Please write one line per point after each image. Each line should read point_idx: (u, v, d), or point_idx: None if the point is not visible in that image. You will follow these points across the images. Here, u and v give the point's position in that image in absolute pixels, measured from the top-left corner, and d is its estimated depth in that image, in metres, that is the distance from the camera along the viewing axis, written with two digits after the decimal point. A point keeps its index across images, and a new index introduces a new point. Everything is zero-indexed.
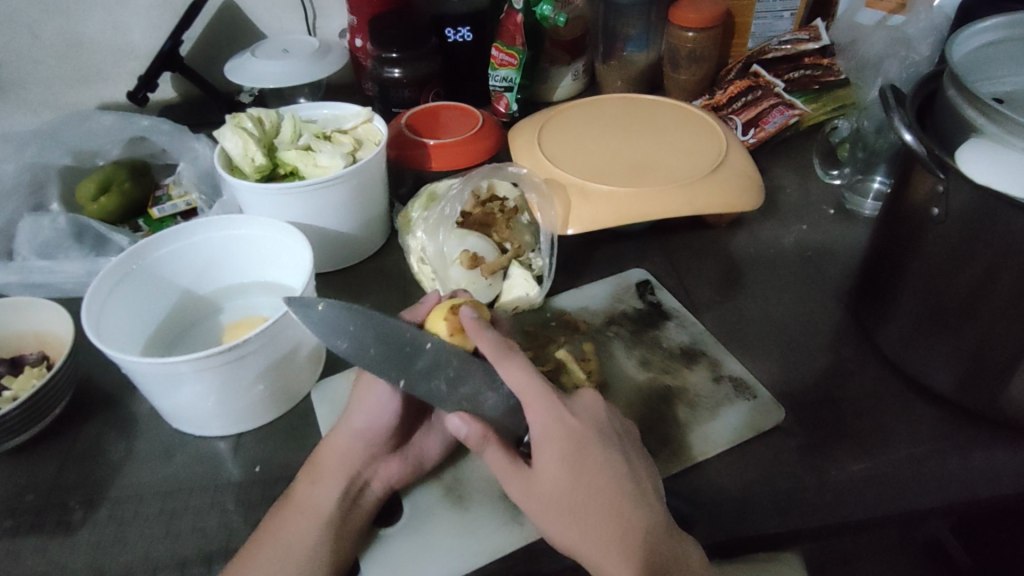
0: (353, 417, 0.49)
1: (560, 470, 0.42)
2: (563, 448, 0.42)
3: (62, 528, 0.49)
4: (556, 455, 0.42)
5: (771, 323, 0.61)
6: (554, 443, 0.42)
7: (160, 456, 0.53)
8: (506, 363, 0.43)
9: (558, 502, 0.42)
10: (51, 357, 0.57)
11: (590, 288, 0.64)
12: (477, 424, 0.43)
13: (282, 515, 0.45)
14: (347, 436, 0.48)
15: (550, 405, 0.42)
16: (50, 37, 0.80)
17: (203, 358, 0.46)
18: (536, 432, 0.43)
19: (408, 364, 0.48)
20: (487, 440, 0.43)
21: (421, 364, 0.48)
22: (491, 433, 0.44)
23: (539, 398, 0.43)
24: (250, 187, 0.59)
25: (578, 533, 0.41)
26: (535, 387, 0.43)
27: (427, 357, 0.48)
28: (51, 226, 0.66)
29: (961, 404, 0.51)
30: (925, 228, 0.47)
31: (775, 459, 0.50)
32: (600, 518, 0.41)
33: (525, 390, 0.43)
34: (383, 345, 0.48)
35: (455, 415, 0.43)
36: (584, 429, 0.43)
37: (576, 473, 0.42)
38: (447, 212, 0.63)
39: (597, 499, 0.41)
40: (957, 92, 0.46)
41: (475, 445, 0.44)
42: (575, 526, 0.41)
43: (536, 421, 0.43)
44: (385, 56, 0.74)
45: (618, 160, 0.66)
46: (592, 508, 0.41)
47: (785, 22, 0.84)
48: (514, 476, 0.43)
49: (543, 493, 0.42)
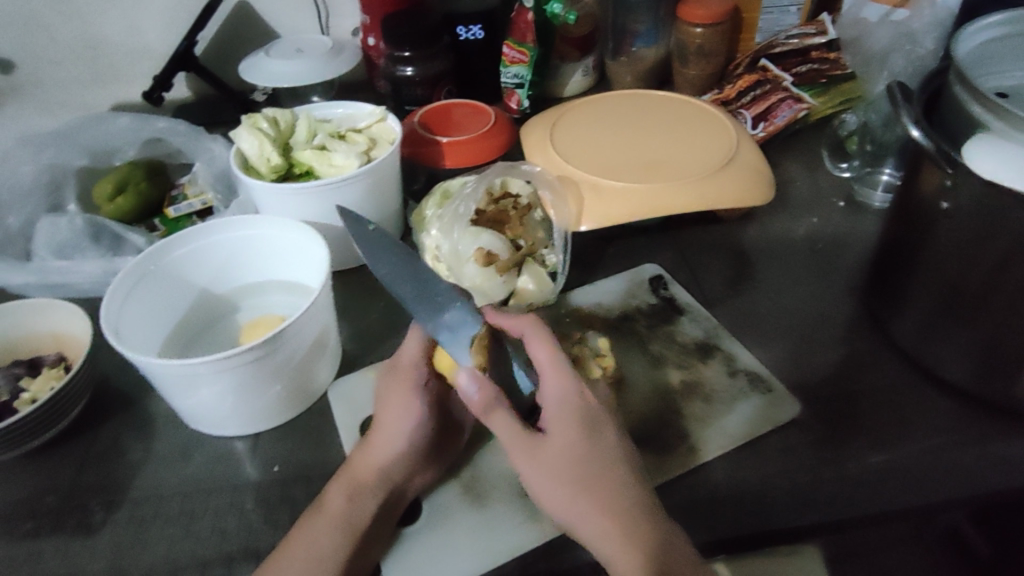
0: (385, 431, 0.48)
1: (576, 439, 0.42)
2: (575, 417, 0.42)
3: (83, 530, 0.49)
4: (571, 421, 0.42)
5: (784, 316, 0.61)
6: (569, 414, 0.42)
7: (180, 457, 0.54)
8: (533, 336, 0.45)
9: (564, 476, 0.41)
10: (69, 358, 0.58)
11: (603, 283, 0.65)
12: (489, 389, 0.41)
13: (308, 521, 0.45)
14: (380, 451, 0.48)
15: (570, 377, 0.43)
16: (64, 39, 0.80)
17: (221, 359, 0.47)
18: (551, 403, 0.43)
19: (436, 316, 0.49)
20: (497, 403, 0.41)
21: (449, 316, 0.49)
22: (501, 399, 0.42)
23: (558, 373, 0.43)
24: (266, 188, 0.59)
25: (587, 508, 0.41)
26: (560, 362, 0.44)
27: (457, 312, 0.49)
28: (67, 226, 0.66)
29: (977, 395, 0.52)
30: (934, 220, 0.48)
31: (791, 452, 0.50)
32: (608, 490, 0.41)
33: (547, 363, 0.44)
34: (416, 290, 0.50)
35: (468, 371, 0.41)
36: (600, 409, 0.43)
37: (590, 445, 0.42)
38: (461, 211, 0.63)
39: (605, 472, 0.41)
40: (962, 88, 0.46)
41: (481, 409, 0.41)
42: (587, 501, 0.41)
43: (553, 393, 0.43)
44: (398, 55, 0.75)
45: (633, 155, 0.67)
46: (601, 482, 0.41)
47: (794, 16, 0.85)
48: (524, 447, 0.42)
49: (555, 462, 0.41)
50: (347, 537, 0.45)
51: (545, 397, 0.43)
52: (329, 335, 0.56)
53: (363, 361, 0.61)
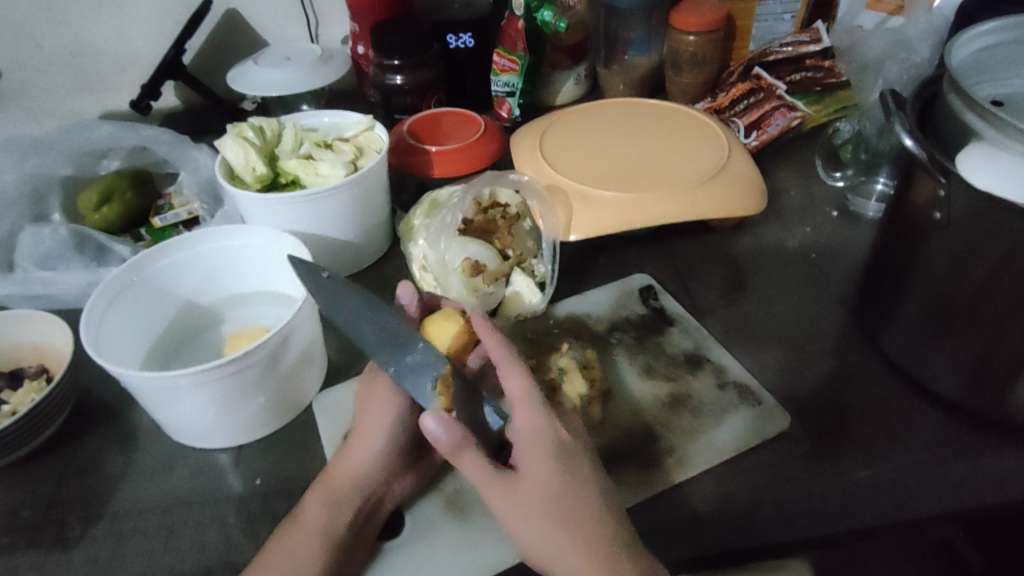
0: (366, 444, 0.47)
1: (549, 472, 0.40)
2: (547, 450, 0.41)
3: (60, 545, 0.48)
4: (544, 455, 0.41)
5: (776, 327, 0.61)
6: (541, 449, 0.41)
7: (160, 470, 0.53)
8: (508, 369, 0.43)
9: (537, 509, 0.40)
10: (50, 370, 0.57)
11: (592, 294, 0.64)
12: (457, 430, 0.39)
13: (287, 535, 0.44)
14: (361, 466, 0.47)
15: (542, 410, 0.41)
16: (53, 46, 0.80)
17: (202, 372, 0.46)
18: (521, 437, 0.41)
19: (399, 358, 0.47)
20: (464, 446, 0.40)
21: (410, 359, 0.47)
22: (470, 440, 0.40)
23: (529, 404, 0.42)
24: (249, 197, 0.59)
25: (561, 541, 0.40)
26: (534, 396, 0.42)
27: (419, 353, 0.48)
28: (51, 236, 0.65)
29: (966, 408, 0.51)
30: (927, 231, 0.47)
31: (781, 465, 0.50)
32: (583, 521, 0.40)
33: (520, 397, 0.42)
34: (378, 333, 0.49)
35: (433, 413, 0.39)
36: (572, 441, 0.42)
37: (564, 476, 0.41)
38: (448, 220, 0.63)
39: (579, 503, 0.40)
40: (957, 96, 0.45)
41: (449, 451, 0.40)
42: (562, 531, 0.40)
43: (524, 427, 0.41)
44: (387, 63, 0.74)
45: (621, 165, 0.66)
46: (575, 513, 0.40)
47: (788, 24, 0.85)
48: (496, 484, 0.40)
49: (529, 496, 0.40)
50: (325, 553, 0.43)
51: (516, 429, 0.42)
52: (313, 347, 0.55)
53: (348, 372, 0.60)
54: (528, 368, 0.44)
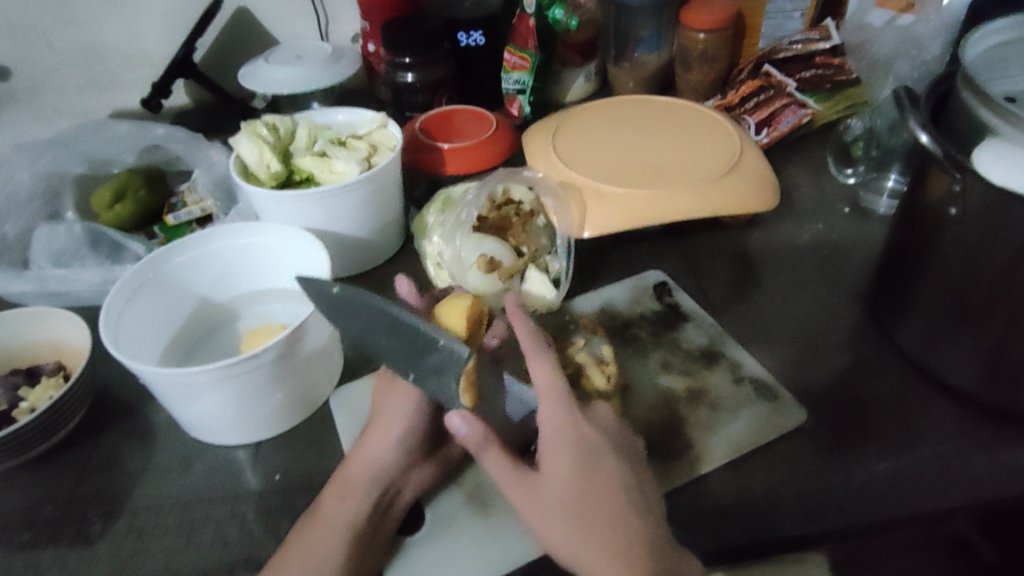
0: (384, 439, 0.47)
1: (568, 470, 0.41)
2: (570, 447, 0.41)
3: (81, 541, 0.48)
4: (564, 455, 0.41)
5: (791, 322, 0.61)
6: (563, 447, 0.41)
7: (179, 466, 0.53)
8: (534, 361, 0.43)
9: (557, 507, 0.40)
10: (68, 367, 0.57)
11: (606, 290, 0.64)
12: (480, 427, 0.41)
13: (308, 530, 0.44)
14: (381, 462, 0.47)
15: (566, 408, 0.42)
16: (64, 45, 0.80)
17: (221, 368, 0.46)
18: (545, 432, 0.42)
19: (419, 360, 0.47)
20: (487, 442, 0.41)
21: (432, 361, 0.47)
22: (493, 436, 0.41)
23: (555, 399, 0.42)
24: (265, 194, 0.59)
25: (583, 541, 0.40)
26: (560, 390, 0.42)
27: (439, 353, 0.46)
28: (65, 234, 0.66)
29: (983, 401, 0.51)
30: (942, 227, 0.47)
31: (798, 459, 0.50)
32: (604, 522, 0.40)
33: (546, 390, 0.42)
34: (393, 338, 0.48)
35: (457, 413, 0.41)
36: (595, 437, 0.42)
37: (585, 476, 0.41)
38: (464, 217, 0.63)
39: (600, 500, 0.40)
40: (971, 94, 0.46)
41: (473, 446, 0.41)
42: (579, 531, 0.40)
43: (547, 423, 0.42)
44: (399, 61, 0.75)
45: (635, 162, 0.66)
46: (596, 512, 0.40)
47: (796, 22, 0.86)
48: (517, 481, 0.41)
49: (548, 495, 0.41)
50: (348, 548, 0.44)
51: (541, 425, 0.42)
52: (331, 343, 0.55)
53: (365, 368, 0.60)
54: (554, 357, 0.44)
